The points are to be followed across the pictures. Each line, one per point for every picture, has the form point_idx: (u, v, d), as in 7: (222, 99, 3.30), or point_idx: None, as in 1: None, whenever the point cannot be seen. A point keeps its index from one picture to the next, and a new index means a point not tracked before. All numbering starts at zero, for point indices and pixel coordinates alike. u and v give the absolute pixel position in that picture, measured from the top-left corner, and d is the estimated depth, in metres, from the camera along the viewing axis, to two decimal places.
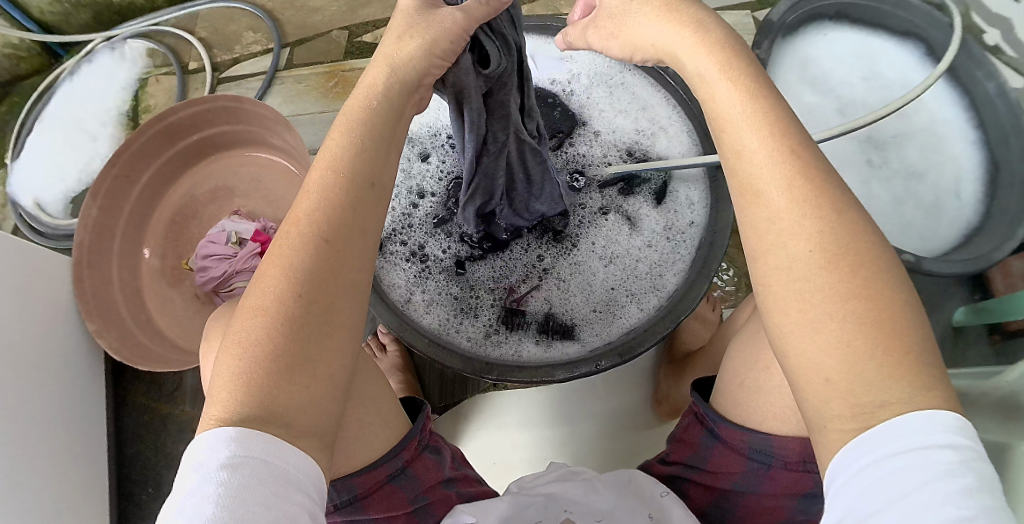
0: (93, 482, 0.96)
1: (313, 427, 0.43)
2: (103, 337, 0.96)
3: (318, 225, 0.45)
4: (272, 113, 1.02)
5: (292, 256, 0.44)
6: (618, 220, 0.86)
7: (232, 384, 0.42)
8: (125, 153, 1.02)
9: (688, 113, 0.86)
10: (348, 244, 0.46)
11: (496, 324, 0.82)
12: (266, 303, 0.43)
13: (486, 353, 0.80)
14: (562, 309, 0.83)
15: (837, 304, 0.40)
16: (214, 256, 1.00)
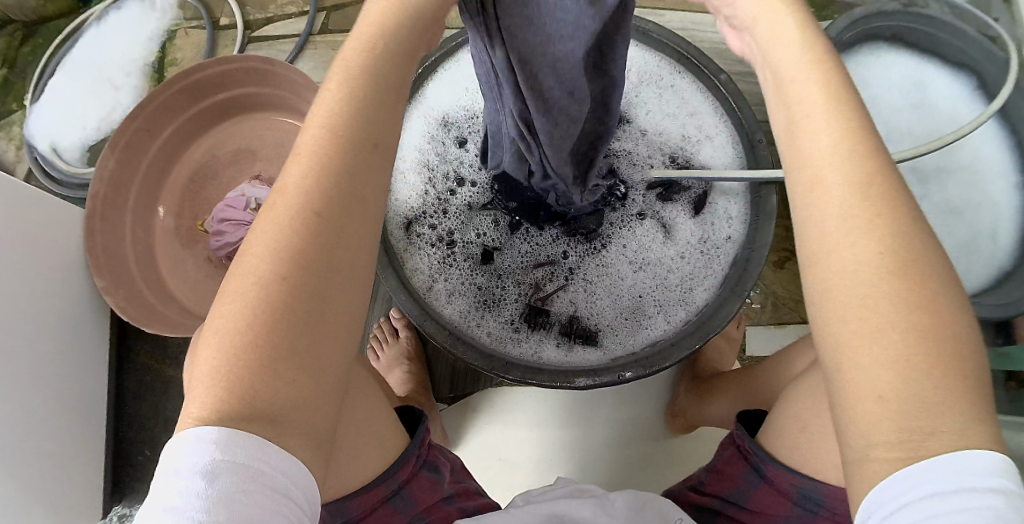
0: (90, 440, 0.94)
1: (310, 408, 0.38)
2: (111, 295, 0.92)
3: (320, 191, 0.38)
4: (304, 80, 0.98)
5: (286, 222, 0.38)
6: (652, 227, 0.83)
7: (208, 378, 0.37)
8: (149, 106, 0.99)
9: (736, 124, 0.82)
10: (347, 210, 0.39)
11: (518, 322, 0.80)
12: (255, 275, 0.37)
13: (505, 350, 0.77)
14: (586, 313, 0.80)
15: (899, 314, 0.35)
16: (232, 221, 0.97)
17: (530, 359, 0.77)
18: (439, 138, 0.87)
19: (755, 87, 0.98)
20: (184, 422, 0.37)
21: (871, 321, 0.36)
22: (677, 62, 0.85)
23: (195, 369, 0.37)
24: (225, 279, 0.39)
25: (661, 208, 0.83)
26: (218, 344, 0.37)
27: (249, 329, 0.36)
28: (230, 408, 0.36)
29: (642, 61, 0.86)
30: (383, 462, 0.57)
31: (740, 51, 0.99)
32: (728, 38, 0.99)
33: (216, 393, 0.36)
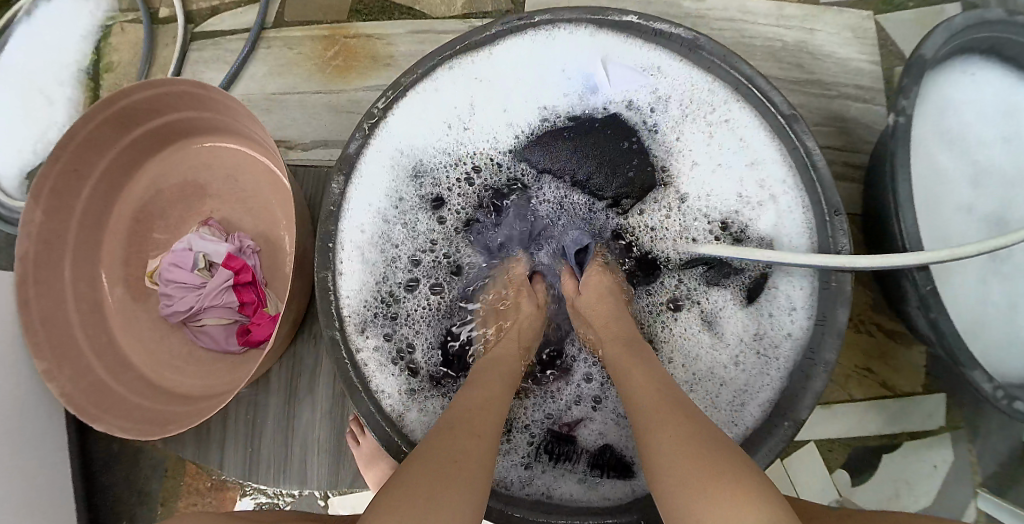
0: (59, 520, 0.86)
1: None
2: (55, 380, 0.80)
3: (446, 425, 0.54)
4: (240, 107, 0.79)
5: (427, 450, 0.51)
6: (692, 322, 0.72)
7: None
8: (71, 144, 0.81)
9: (805, 181, 0.68)
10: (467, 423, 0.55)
11: (534, 438, 0.70)
12: (408, 472, 0.49)
13: (516, 476, 0.69)
14: (613, 427, 0.70)
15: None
16: (177, 283, 0.82)
17: (547, 497, 0.68)
18: (416, 192, 0.77)
19: (811, 97, 0.86)
20: None
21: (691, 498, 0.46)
22: (733, 89, 0.72)
23: None
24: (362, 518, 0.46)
25: (710, 293, 0.73)
26: (388, 501, 0.46)
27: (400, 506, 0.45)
28: None
29: (690, 92, 0.74)
30: None
31: (798, 53, 0.87)
32: (783, 34, 0.87)
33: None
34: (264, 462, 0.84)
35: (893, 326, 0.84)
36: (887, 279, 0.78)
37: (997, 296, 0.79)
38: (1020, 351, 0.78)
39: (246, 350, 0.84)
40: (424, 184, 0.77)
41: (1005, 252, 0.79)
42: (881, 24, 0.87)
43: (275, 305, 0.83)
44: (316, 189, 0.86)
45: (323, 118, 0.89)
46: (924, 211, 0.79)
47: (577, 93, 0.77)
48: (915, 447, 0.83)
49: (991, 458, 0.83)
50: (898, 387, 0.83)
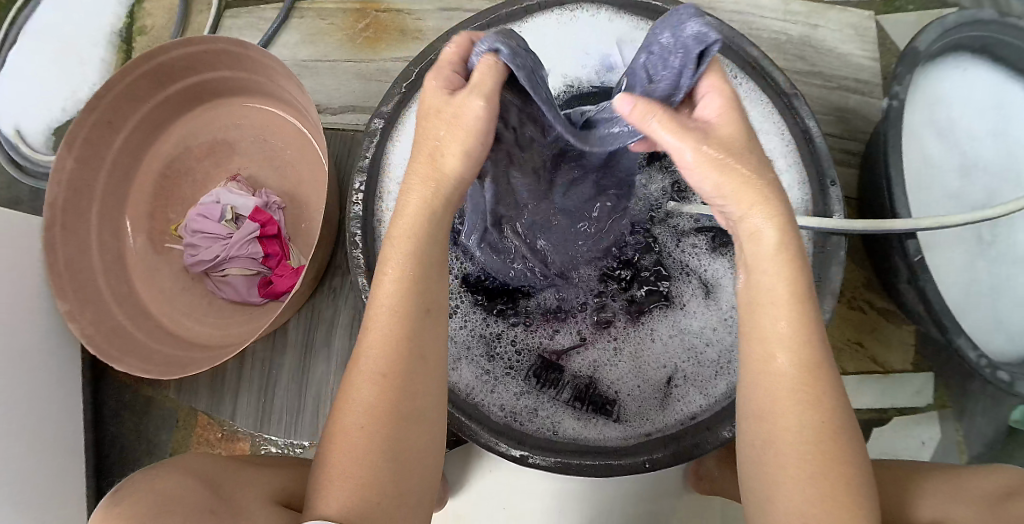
0: (70, 466, 0.87)
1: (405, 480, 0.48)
2: (77, 321, 0.81)
3: (393, 353, 0.48)
4: (276, 64, 0.82)
5: (373, 386, 0.48)
6: (692, 286, 0.73)
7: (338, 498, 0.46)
8: (108, 95, 0.84)
9: (805, 155, 0.73)
10: (415, 363, 0.49)
11: (534, 387, 0.71)
12: (360, 418, 0.48)
13: (518, 423, 0.69)
14: (610, 380, 0.71)
15: (812, 478, 0.45)
16: (205, 234, 0.86)
17: (542, 434, 0.69)
18: None
19: (814, 88, 0.92)
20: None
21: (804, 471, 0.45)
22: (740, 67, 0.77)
23: (326, 498, 0.46)
24: (330, 452, 0.48)
25: (710, 257, 0.74)
26: (354, 432, 0.48)
27: (365, 461, 0.47)
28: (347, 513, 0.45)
29: None
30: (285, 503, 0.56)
31: (801, 46, 0.93)
32: (788, 29, 0.93)
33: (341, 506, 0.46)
34: (276, 413, 0.86)
35: (884, 304, 0.88)
36: (878, 257, 0.83)
37: (985, 280, 0.83)
38: (1005, 331, 0.83)
39: (267, 302, 0.87)
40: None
41: (991, 238, 0.84)
42: (880, 24, 0.93)
43: (298, 258, 0.86)
44: (343, 151, 0.89)
45: (351, 86, 0.93)
46: (916, 195, 0.84)
47: (595, 70, 0.81)
48: (904, 423, 0.87)
49: (977, 439, 0.86)
50: (888, 363, 0.88)
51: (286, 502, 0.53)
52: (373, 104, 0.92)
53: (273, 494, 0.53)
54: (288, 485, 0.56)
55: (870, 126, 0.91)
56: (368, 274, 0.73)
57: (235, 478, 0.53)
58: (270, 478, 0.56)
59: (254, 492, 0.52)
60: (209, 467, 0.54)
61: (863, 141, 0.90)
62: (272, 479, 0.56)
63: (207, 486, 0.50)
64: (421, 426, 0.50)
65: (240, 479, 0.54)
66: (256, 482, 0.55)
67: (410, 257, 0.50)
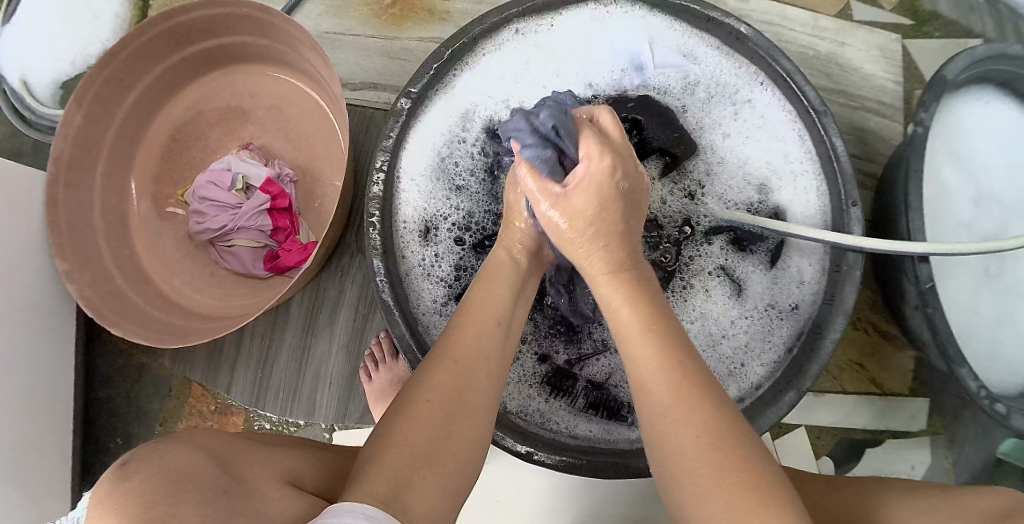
0: (55, 427, 0.85)
1: (442, 463, 0.50)
2: (75, 282, 0.79)
3: (471, 350, 0.56)
4: (297, 32, 0.80)
5: (441, 372, 0.54)
6: (718, 280, 0.75)
7: (383, 479, 0.46)
8: (123, 52, 0.82)
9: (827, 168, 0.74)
10: (479, 363, 0.56)
11: (543, 382, 0.71)
12: (425, 402, 0.51)
13: (526, 417, 0.70)
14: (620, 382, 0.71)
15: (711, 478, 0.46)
16: (213, 202, 0.84)
17: (557, 434, 0.69)
18: (462, 132, 0.78)
19: (837, 106, 0.92)
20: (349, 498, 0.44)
21: (690, 485, 0.47)
22: (769, 75, 0.77)
23: (366, 480, 0.46)
24: (379, 439, 0.50)
25: (733, 260, 0.75)
26: (404, 414, 0.51)
27: (412, 443, 0.49)
28: (390, 492, 0.45)
29: (724, 69, 0.79)
30: (296, 471, 0.54)
31: (828, 63, 0.93)
32: (817, 44, 0.93)
33: (384, 485, 0.45)
34: (274, 389, 0.85)
35: (888, 328, 0.89)
36: (887, 279, 0.84)
37: (988, 313, 0.84)
38: (1003, 364, 0.84)
39: (271, 275, 0.85)
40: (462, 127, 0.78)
41: (998, 269, 0.84)
42: (907, 48, 0.93)
43: (306, 234, 0.85)
44: (361, 129, 0.88)
45: (374, 62, 0.92)
46: (930, 221, 0.84)
47: (623, 68, 0.80)
48: (896, 447, 0.88)
49: (966, 466, 0.87)
50: (887, 387, 0.89)
51: (296, 484, 0.52)
52: (395, 81, 0.91)
53: (283, 474, 0.52)
54: (298, 467, 0.55)
55: (888, 148, 0.91)
56: (384, 257, 0.72)
57: (239, 453, 0.51)
58: (278, 459, 0.54)
59: (263, 473, 0.50)
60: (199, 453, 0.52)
61: (880, 164, 0.91)
62: (281, 460, 0.54)
63: (218, 464, 0.47)
64: (470, 413, 0.53)
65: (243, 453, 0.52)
66: (261, 460, 0.52)
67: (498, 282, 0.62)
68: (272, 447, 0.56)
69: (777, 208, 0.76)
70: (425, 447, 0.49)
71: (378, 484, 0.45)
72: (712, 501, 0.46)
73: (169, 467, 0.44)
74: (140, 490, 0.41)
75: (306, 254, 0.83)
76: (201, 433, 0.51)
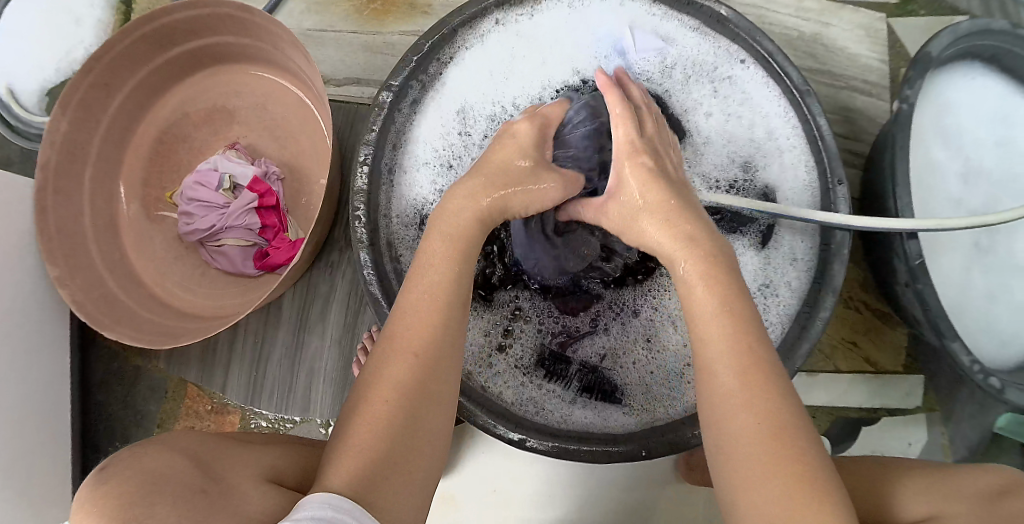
0: (52, 432, 0.86)
1: (413, 459, 0.48)
2: (67, 287, 0.79)
3: (430, 342, 0.51)
4: (279, 30, 0.80)
5: (402, 365, 0.50)
6: None
7: (350, 482, 0.45)
8: (106, 57, 0.82)
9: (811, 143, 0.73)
10: (440, 350, 0.52)
11: (535, 370, 0.71)
12: (385, 398, 0.49)
13: (519, 405, 0.69)
14: (613, 368, 0.71)
15: (774, 467, 0.43)
16: (201, 203, 0.85)
17: (555, 422, 0.69)
18: (443, 125, 0.78)
19: (822, 86, 0.92)
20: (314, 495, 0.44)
21: (742, 464, 0.44)
22: (749, 54, 0.77)
23: (334, 476, 0.46)
24: (341, 435, 0.48)
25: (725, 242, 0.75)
26: (367, 410, 0.49)
27: (376, 442, 0.47)
28: (359, 497, 0.45)
29: (703, 50, 0.78)
30: (278, 467, 0.56)
31: (812, 43, 0.93)
32: (801, 25, 0.93)
33: (351, 489, 0.45)
34: (269, 386, 0.85)
35: (880, 306, 0.89)
36: (876, 257, 0.84)
37: (980, 288, 0.84)
38: (996, 338, 0.83)
39: (261, 274, 0.86)
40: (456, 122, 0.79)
41: (988, 244, 0.84)
42: (891, 26, 0.93)
43: (295, 231, 0.85)
44: (347, 125, 0.89)
45: (358, 58, 0.92)
46: (919, 199, 0.84)
47: (606, 53, 0.80)
48: (892, 425, 0.88)
49: (962, 443, 0.87)
50: (881, 365, 0.89)
51: (276, 481, 0.53)
52: (379, 77, 0.91)
53: (264, 471, 0.54)
54: (280, 464, 0.56)
55: (876, 127, 0.91)
56: (371, 249, 0.72)
57: (218, 453, 0.53)
58: (260, 456, 0.56)
59: (242, 471, 0.52)
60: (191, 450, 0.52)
61: (867, 143, 0.91)
62: (263, 458, 0.56)
63: (196, 466, 0.49)
64: (438, 403, 0.51)
65: (224, 456, 0.53)
66: (241, 459, 0.54)
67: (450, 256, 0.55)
68: (257, 446, 0.58)
69: (766, 188, 0.75)
70: (391, 448, 0.47)
71: (346, 477, 0.45)
72: (772, 487, 0.42)
73: (145, 470, 0.46)
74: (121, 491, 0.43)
75: (295, 251, 0.83)
76: (181, 436, 0.53)
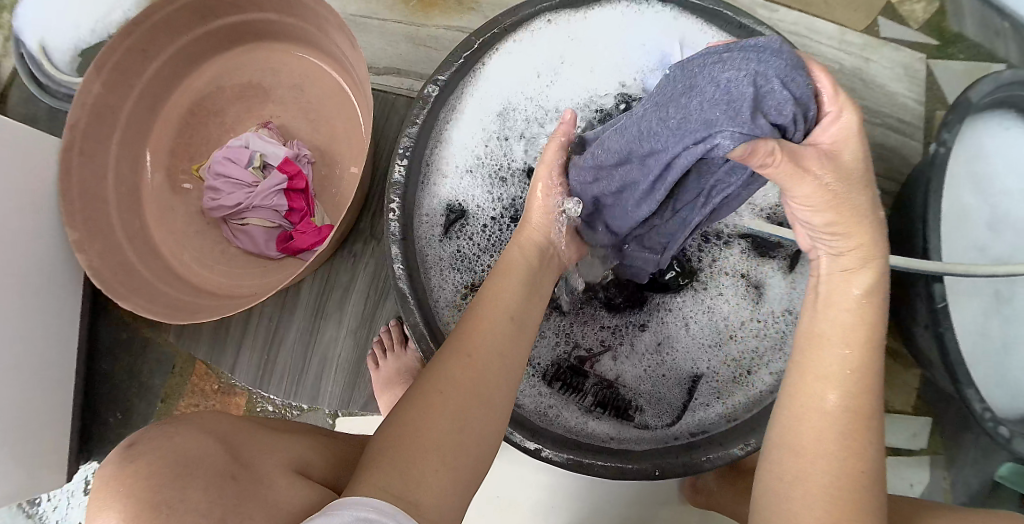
0: (54, 396, 0.84)
1: (455, 459, 0.50)
2: (85, 252, 0.78)
3: (483, 345, 0.55)
4: (324, 13, 0.79)
5: (456, 366, 0.54)
6: (740, 286, 0.74)
7: (386, 473, 0.48)
8: (146, 23, 0.80)
9: None
10: (492, 359, 0.55)
11: (554, 380, 0.71)
12: (435, 397, 0.52)
13: (535, 413, 0.70)
14: (631, 382, 0.72)
15: (831, 466, 0.48)
16: (228, 179, 0.84)
17: (569, 432, 0.69)
18: (487, 121, 0.78)
19: None
20: (352, 490, 0.46)
21: (808, 464, 0.48)
22: None
23: (370, 473, 0.48)
24: (387, 431, 0.51)
25: (757, 266, 0.74)
26: (417, 411, 0.51)
27: (422, 437, 0.50)
28: (391, 488, 0.47)
29: None
30: (304, 459, 0.55)
31: (852, 77, 0.93)
32: (842, 58, 0.93)
33: (383, 481, 0.47)
34: (279, 371, 0.84)
35: (895, 345, 0.89)
36: (899, 297, 0.84)
37: (996, 337, 0.84)
38: (1007, 388, 0.84)
39: (283, 257, 0.85)
40: (498, 121, 0.78)
41: (1009, 294, 0.84)
42: (931, 68, 0.93)
43: (322, 218, 0.84)
44: (382, 114, 0.88)
45: (399, 48, 0.91)
46: (945, 243, 0.85)
47: (652, 66, 0.79)
48: (896, 464, 0.89)
49: (962, 488, 0.87)
50: (891, 404, 0.89)
51: (303, 474, 0.53)
52: (418, 69, 0.90)
53: (290, 462, 0.53)
54: (309, 456, 0.56)
55: (908, 167, 0.91)
56: (402, 245, 0.71)
57: (249, 437, 0.53)
58: (289, 447, 0.55)
59: (272, 460, 0.51)
60: (223, 428, 0.51)
61: (899, 182, 0.91)
62: (294, 449, 0.55)
63: (228, 450, 0.48)
64: (487, 410, 0.53)
65: (254, 444, 0.52)
66: (268, 447, 0.53)
67: (503, 285, 0.59)
68: (284, 434, 0.57)
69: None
70: (436, 446, 0.50)
71: (389, 479, 0.47)
72: (818, 484, 0.47)
73: (180, 452, 0.45)
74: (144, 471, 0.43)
75: (320, 237, 0.82)
76: (212, 417, 0.52)
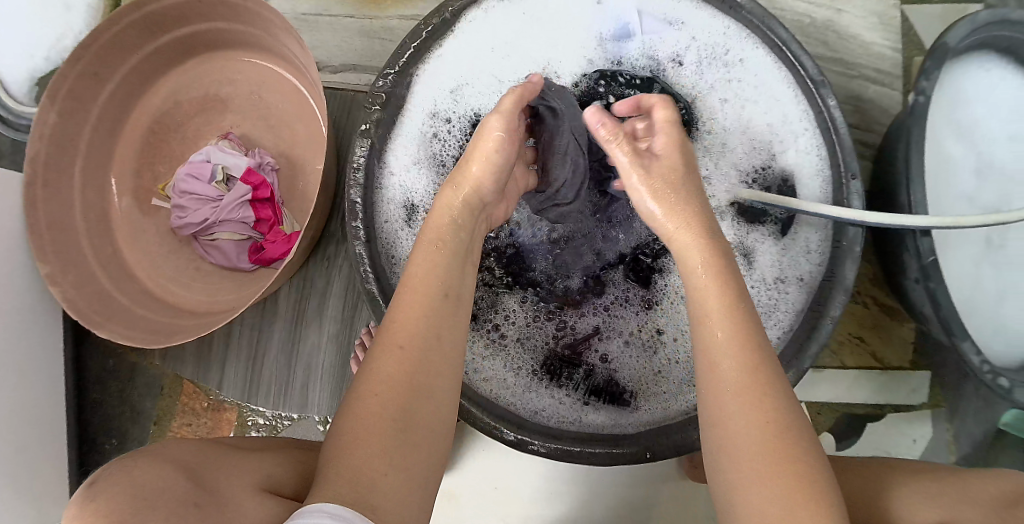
0: (46, 429, 0.85)
1: (409, 449, 0.47)
2: (59, 284, 0.78)
3: (413, 331, 0.51)
4: (273, 17, 0.77)
5: (388, 358, 0.50)
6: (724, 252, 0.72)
7: (343, 482, 0.44)
8: (93, 45, 0.79)
9: (823, 129, 0.71)
10: (430, 348, 0.51)
11: (541, 367, 0.70)
12: (378, 393, 0.48)
13: (520, 402, 0.69)
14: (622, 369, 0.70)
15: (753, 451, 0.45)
16: (194, 195, 0.83)
17: (563, 423, 0.68)
18: (447, 108, 0.76)
19: (834, 75, 0.89)
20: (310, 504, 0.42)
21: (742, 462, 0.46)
22: (754, 35, 0.74)
23: (326, 483, 0.44)
24: (334, 444, 0.47)
25: (744, 232, 0.73)
26: (356, 417, 0.47)
27: (378, 434, 0.46)
28: (348, 495, 0.43)
29: (707, 31, 0.76)
30: (278, 475, 0.54)
31: (824, 30, 0.90)
32: (812, 11, 0.90)
33: (339, 490, 0.43)
34: (266, 383, 0.84)
35: (887, 301, 0.87)
36: (887, 251, 0.81)
37: (990, 285, 0.82)
38: (1004, 336, 0.82)
39: (257, 268, 0.84)
40: (441, 117, 0.76)
41: (1002, 240, 0.82)
42: (906, 13, 0.90)
43: (291, 224, 0.83)
44: (343, 114, 0.86)
45: (354, 44, 0.89)
46: (931, 194, 0.82)
47: (611, 37, 0.77)
48: (898, 420, 0.87)
49: (967, 440, 0.85)
50: (887, 360, 0.87)
51: (274, 491, 0.51)
52: (377, 64, 0.88)
53: (258, 480, 0.52)
54: (279, 472, 0.55)
55: (888, 118, 0.88)
56: (368, 246, 0.71)
57: (213, 462, 0.52)
58: (256, 467, 0.55)
59: (238, 482, 0.50)
60: (187, 456, 0.51)
61: (879, 134, 0.88)
62: (261, 467, 0.54)
63: (190, 479, 0.47)
64: (429, 401, 0.49)
65: (222, 466, 0.52)
66: (235, 469, 0.52)
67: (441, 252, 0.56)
68: (256, 454, 0.57)
69: (785, 174, 0.73)
70: (384, 442, 0.46)
71: (338, 488, 0.43)
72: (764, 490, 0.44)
73: (138, 484, 0.44)
74: (102, 514, 0.42)
75: (290, 245, 0.81)
76: (175, 445, 0.52)
